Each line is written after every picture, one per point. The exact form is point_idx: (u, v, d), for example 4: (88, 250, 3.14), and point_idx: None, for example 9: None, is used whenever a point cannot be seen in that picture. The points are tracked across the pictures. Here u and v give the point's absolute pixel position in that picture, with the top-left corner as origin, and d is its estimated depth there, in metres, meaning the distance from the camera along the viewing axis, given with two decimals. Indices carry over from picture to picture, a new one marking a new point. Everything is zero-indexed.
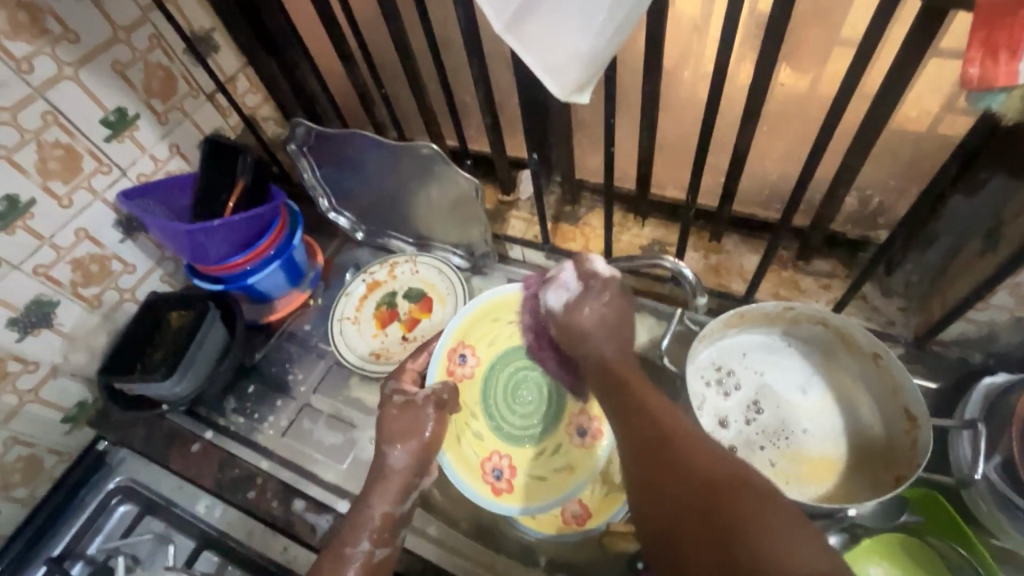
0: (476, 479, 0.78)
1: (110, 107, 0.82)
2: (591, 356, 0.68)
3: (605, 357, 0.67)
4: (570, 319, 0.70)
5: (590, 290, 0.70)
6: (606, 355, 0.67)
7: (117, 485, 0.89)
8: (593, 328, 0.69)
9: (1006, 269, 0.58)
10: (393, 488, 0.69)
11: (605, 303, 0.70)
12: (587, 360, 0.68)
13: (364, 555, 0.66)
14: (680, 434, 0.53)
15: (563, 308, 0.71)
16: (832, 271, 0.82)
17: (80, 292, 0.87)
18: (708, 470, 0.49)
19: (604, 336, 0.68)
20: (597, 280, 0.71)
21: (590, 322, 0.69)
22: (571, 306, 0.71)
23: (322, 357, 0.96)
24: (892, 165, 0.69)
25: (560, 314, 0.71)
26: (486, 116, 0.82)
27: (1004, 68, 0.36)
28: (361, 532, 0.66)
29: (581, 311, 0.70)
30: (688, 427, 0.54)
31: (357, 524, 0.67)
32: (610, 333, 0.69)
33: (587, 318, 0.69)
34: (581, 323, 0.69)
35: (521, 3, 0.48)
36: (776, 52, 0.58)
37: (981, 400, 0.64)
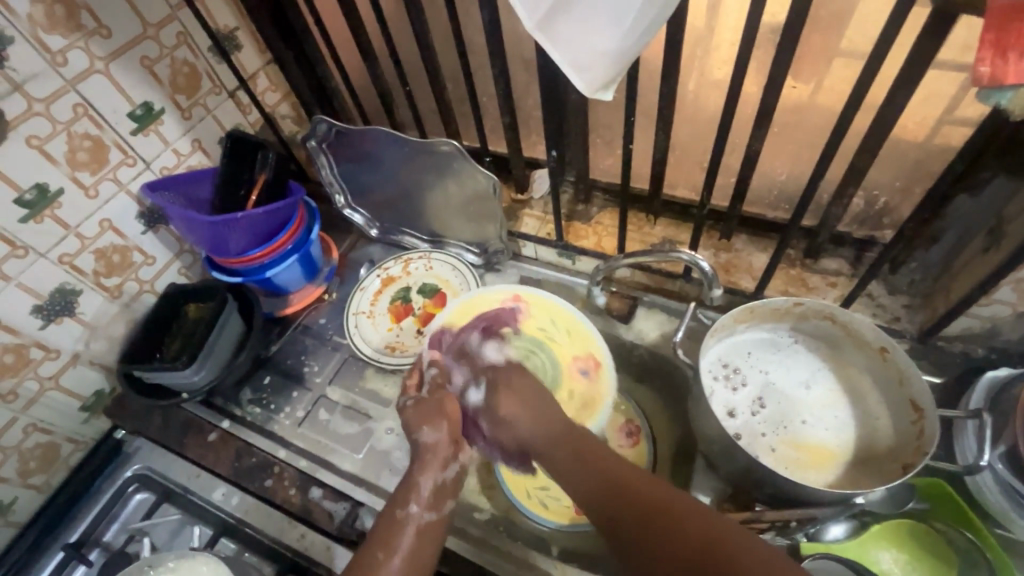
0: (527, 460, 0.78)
1: (137, 101, 0.84)
2: (533, 438, 0.69)
3: (543, 435, 0.68)
4: (495, 405, 0.74)
5: (497, 378, 0.76)
6: (548, 437, 0.68)
7: (134, 473, 0.89)
8: (518, 411, 0.71)
9: (1009, 266, 0.61)
10: (433, 463, 0.71)
11: (519, 388, 0.74)
12: (533, 439, 0.69)
13: (414, 520, 0.66)
14: (653, 495, 0.55)
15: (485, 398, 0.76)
16: (839, 269, 0.84)
17: (102, 281, 0.88)
18: (683, 533, 0.50)
19: (536, 414, 0.70)
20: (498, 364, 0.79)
21: (513, 408, 0.72)
22: (486, 397, 0.75)
23: (337, 349, 0.98)
24: (899, 166, 0.72)
25: (485, 410, 0.75)
26: (505, 115, 0.85)
27: (1013, 66, 0.39)
28: (406, 501, 0.68)
29: (498, 397, 0.74)
30: (657, 483, 0.57)
31: (402, 494, 0.69)
32: (533, 398, 0.73)
33: (510, 403, 0.72)
34: (508, 417, 0.72)
35: (553, 4, 0.50)
36: (790, 55, 0.61)
37: (984, 392, 0.66)
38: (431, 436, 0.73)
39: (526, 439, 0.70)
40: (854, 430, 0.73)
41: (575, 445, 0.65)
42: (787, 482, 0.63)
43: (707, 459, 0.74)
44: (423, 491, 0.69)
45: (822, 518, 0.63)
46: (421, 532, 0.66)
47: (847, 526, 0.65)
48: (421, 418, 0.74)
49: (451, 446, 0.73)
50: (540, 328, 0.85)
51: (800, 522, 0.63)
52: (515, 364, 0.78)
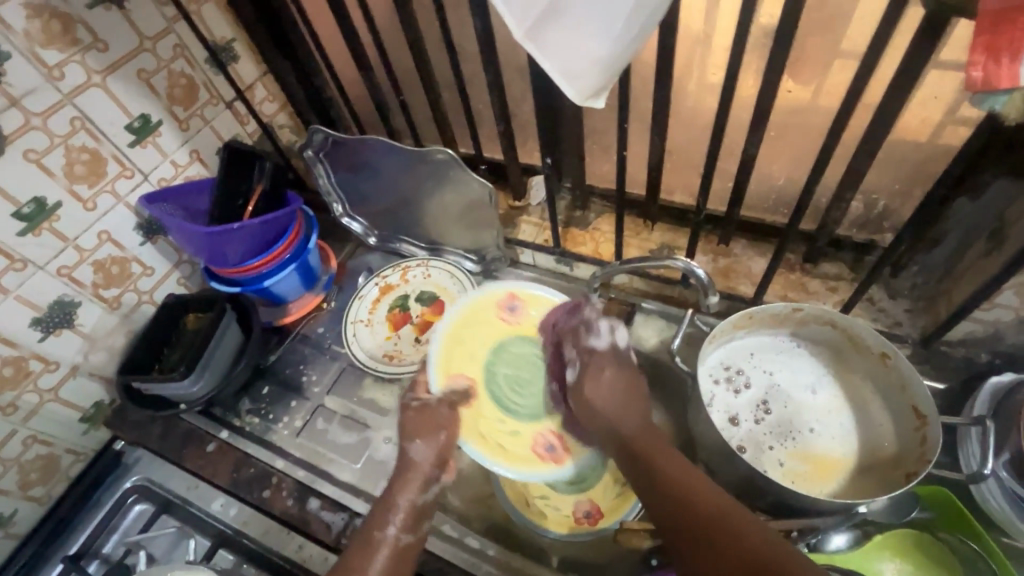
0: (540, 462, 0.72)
1: (135, 113, 0.85)
2: (621, 427, 0.66)
3: (627, 432, 0.66)
4: (590, 397, 0.69)
5: (591, 361, 0.71)
6: (631, 431, 0.66)
7: (133, 484, 0.90)
8: (603, 402, 0.68)
9: (1010, 269, 0.60)
10: (413, 483, 0.70)
11: (610, 376, 0.70)
12: (617, 429, 0.67)
13: (391, 541, 0.65)
14: (720, 518, 0.53)
15: (578, 379, 0.71)
16: (839, 273, 0.83)
17: (101, 293, 0.88)
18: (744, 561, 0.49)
19: (620, 408, 0.68)
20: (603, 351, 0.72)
21: (602, 399, 0.68)
22: (580, 378, 0.71)
23: (336, 358, 0.97)
24: (897, 169, 0.71)
25: (574, 390, 0.71)
26: (500, 123, 0.85)
27: (1005, 71, 0.38)
28: (384, 522, 0.67)
29: (594, 379, 0.70)
30: (732, 509, 0.54)
31: (381, 513, 0.68)
32: (623, 398, 0.69)
33: (599, 393, 0.69)
34: (592, 403, 0.69)
35: (541, 13, 0.50)
36: (783, 60, 0.60)
37: (988, 399, 0.66)
38: (421, 452, 0.72)
39: (608, 427, 0.67)
40: (859, 439, 0.72)
41: (658, 450, 0.63)
42: (786, 492, 0.62)
43: (706, 466, 0.73)
44: (400, 510, 0.68)
45: (825, 527, 0.62)
46: (397, 553, 0.65)
47: (849, 536, 0.64)
48: (415, 430, 0.73)
49: (437, 467, 0.72)
50: (540, 324, 0.80)
51: (801, 531, 0.62)
52: (621, 360, 0.72)
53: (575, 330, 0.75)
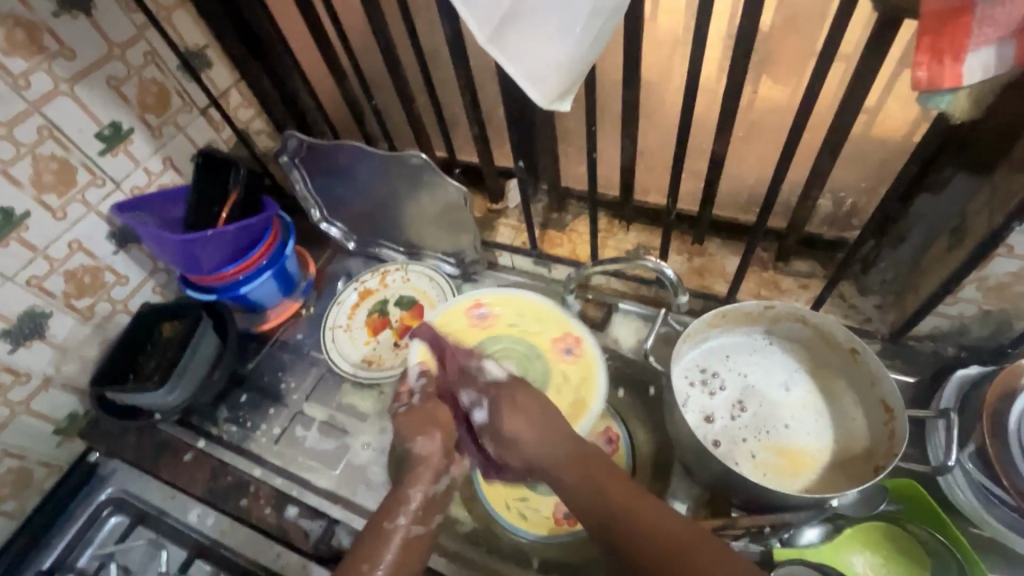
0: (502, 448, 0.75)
1: (105, 121, 0.84)
2: (539, 457, 0.64)
3: (547, 462, 0.63)
4: (501, 429, 0.67)
5: (504, 396, 0.69)
6: (554, 461, 0.62)
7: (108, 496, 0.89)
8: (523, 429, 0.65)
9: (971, 264, 0.61)
10: (425, 475, 0.66)
11: (523, 405, 0.67)
12: (539, 459, 0.64)
13: (402, 533, 0.62)
14: (684, 542, 0.51)
15: (489, 419, 0.69)
16: (811, 271, 0.84)
17: (73, 303, 0.87)
18: None
19: (540, 434, 0.65)
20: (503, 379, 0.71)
21: (526, 429, 0.65)
22: (490, 417, 0.69)
23: (315, 364, 0.97)
24: (863, 167, 0.73)
25: (489, 427, 0.69)
26: (474, 126, 0.85)
27: (950, 70, 0.39)
28: (394, 513, 0.63)
29: (504, 418, 0.67)
30: (686, 529, 0.52)
31: (391, 505, 0.65)
32: (538, 419, 0.66)
33: (513, 422, 0.66)
34: (509, 433, 0.66)
35: (503, 17, 0.50)
36: (746, 61, 0.61)
37: (954, 391, 0.67)
38: (426, 447, 0.68)
39: (529, 462, 0.65)
40: (833, 435, 0.73)
41: (586, 473, 0.60)
42: (759, 488, 0.63)
43: (683, 464, 0.73)
44: (412, 502, 0.64)
45: (797, 522, 0.63)
46: (408, 545, 0.62)
47: (821, 530, 0.64)
48: (414, 428, 0.69)
49: (447, 458, 0.68)
50: (510, 323, 0.87)
51: (774, 527, 0.63)
52: (523, 380, 0.71)
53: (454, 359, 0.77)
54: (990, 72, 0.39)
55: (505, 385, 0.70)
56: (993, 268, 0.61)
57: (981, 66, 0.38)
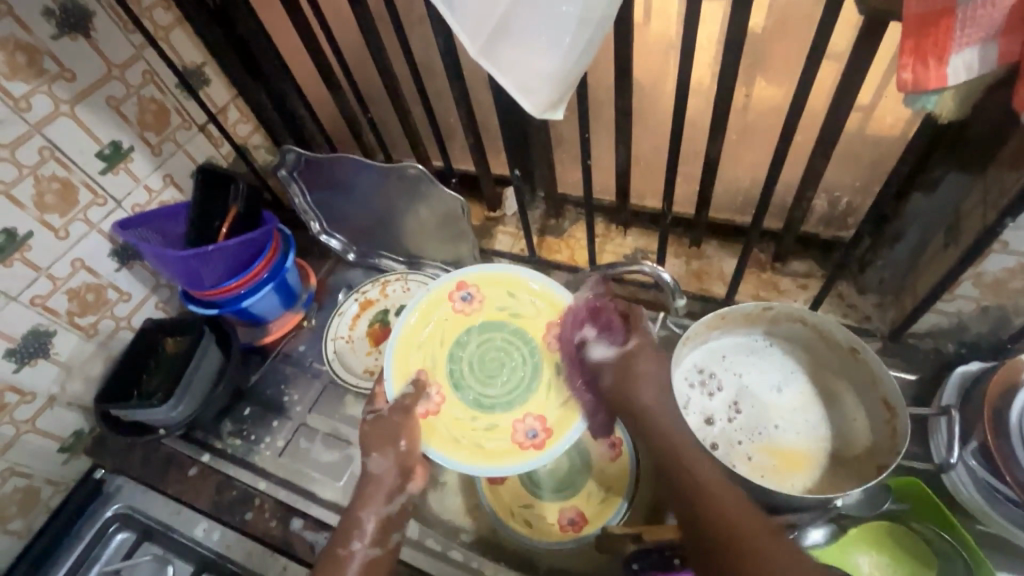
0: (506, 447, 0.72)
1: (105, 140, 0.85)
2: (662, 409, 0.67)
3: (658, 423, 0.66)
4: (626, 369, 0.70)
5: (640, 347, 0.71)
6: (664, 424, 0.66)
7: (114, 513, 0.89)
8: (653, 399, 0.67)
9: (966, 261, 0.61)
10: (376, 495, 0.69)
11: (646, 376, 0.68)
12: (660, 413, 0.67)
13: (359, 556, 0.66)
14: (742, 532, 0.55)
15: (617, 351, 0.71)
16: (809, 271, 0.84)
17: (77, 321, 0.88)
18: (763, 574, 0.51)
19: (670, 398, 0.67)
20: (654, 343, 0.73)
21: (653, 384, 0.68)
22: (619, 351, 0.71)
23: (317, 376, 0.97)
24: (856, 166, 0.73)
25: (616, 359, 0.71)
26: (469, 136, 0.86)
27: (934, 72, 0.40)
28: (349, 538, 0.67)
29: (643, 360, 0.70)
30: (755, 519, 0.56)
31: (347, 529, 0.68)
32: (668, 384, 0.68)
33: (649, 368, 0.69)
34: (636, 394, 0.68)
35: (493, 29, 0.51)
36: (735, 67, 0.62)
37: (956, 387, 0.67)
38: (380, 465, 0.70)
39: (644, 409, 0.68)
40: (828, 435, 0.73)
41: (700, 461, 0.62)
42: (762, 490, 0.63)
43: None
44: (367, 526, 0.68)
45: (801, 523, 0.63)
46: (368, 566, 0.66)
47: (828, 530, 0.63)
48: (375, 441, 0.71)
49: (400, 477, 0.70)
50: (500, 307, 0.78)
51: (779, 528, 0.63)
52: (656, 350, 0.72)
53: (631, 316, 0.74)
54: (973, 72, 0.39)
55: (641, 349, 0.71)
56: (988, 265, 0.61)
57: (964, 67, 0.39)
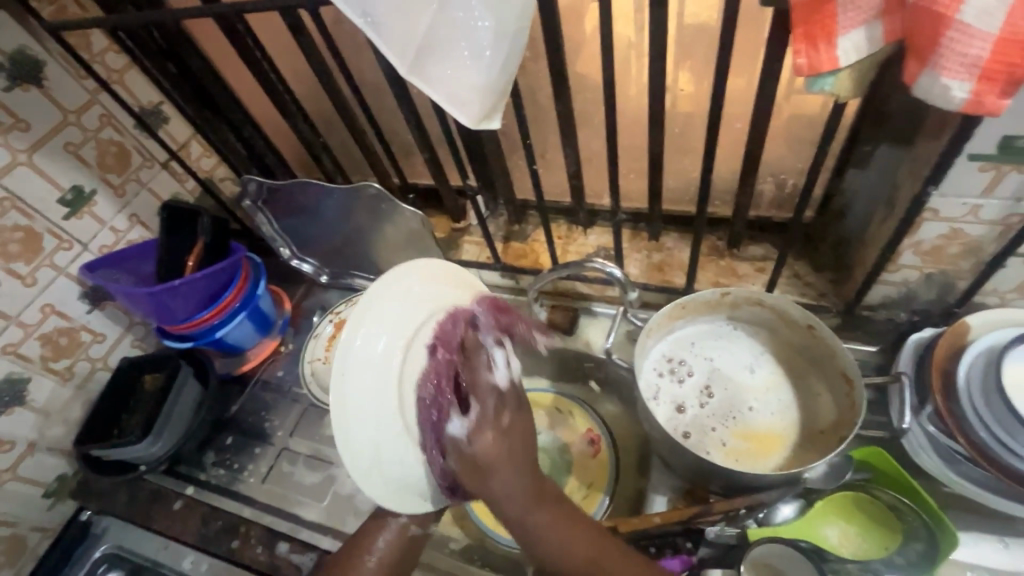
0: (419, 495, 0.63)
1: (66, 186, 0.86)
2: (505, 496, 0.58)
3: (518, 506, 0.58)
4: (475, 450, 0.60)
5: (481, 416, 0.62)
6: (516, 501, 0.58)
7: (103, 553, 0.90)
8: (514, 486, 0.59)
9: (903, 230, 0.63)
10: None
11: (484, 453, 0.60)
12: (506, 500, 0.59)
13: (399, 529, 0.68)
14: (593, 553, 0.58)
15: (471, 439, 0.61)
16: (765, 254, 0.86)
17: (51, 366, 0.89)
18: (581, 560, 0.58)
19: (510, 467, 0.59)
20: (498, 391, 0.64)
21: (495, 476, 0.59)
22: (471, 433, 0.61)
23: (297, 400, 0.98)
24: (796, 148, 0.75)
25: (463, 445, 0.61)
26: (424, 151, 0.87)
27: (826, 54, 0.42)
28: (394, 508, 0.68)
29: (483, 438, 0.61)
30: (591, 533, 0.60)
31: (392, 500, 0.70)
32: (508, 458, 0.60)
33: (485, 445, 0.60)
34: (493, 492, 0.59)
35: (418, 47, 0.53)
36: (662, 63, 0.64)
37: (910, 354, 0.69)
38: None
39: (506, 490, 0.59)
40: (798, 412, 0.75)
41: (568, 537, 0.58)
42: (730, 471, 0.64)
43: (661, 456, 0.75)
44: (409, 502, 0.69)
45: (769, 501, 0.64)
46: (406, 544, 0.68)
47: (796, 506, 0.65)
48: None
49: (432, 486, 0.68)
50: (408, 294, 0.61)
51: (749, 507, 0.64)
52: (508, 399, 0.64)
53: (470, 358, 0.65)
54: (864, 52, 0.42)
55: (484, 418, 0.62)
56: (924, 233, 0.63)
57: (852, 49, 0.41)
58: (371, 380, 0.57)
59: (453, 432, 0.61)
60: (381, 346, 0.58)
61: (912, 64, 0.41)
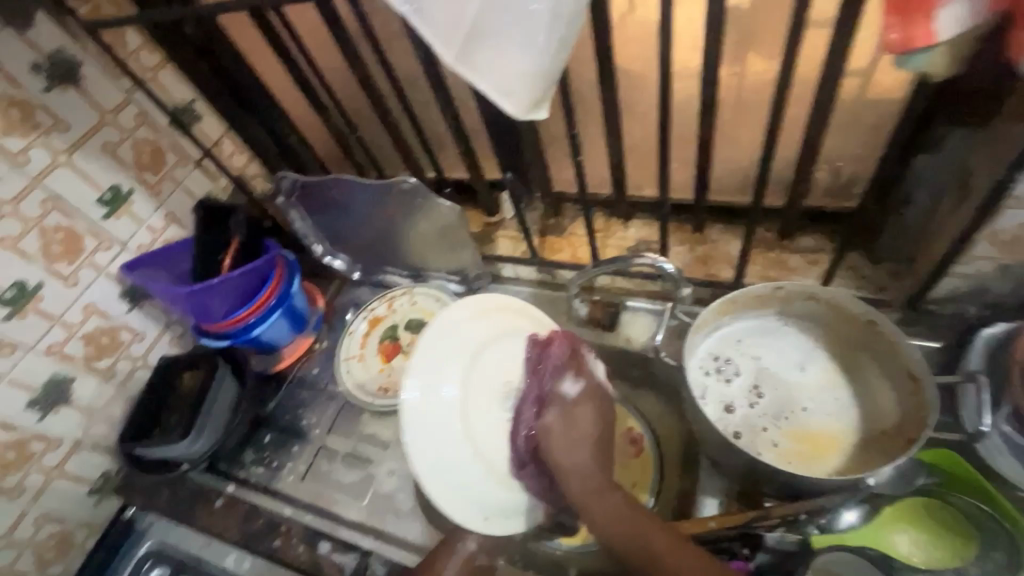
0: (483, 512, 0.68)
1: (104, 186, 0.86)
2: (581, 468, 0.61)
3: (591, 474, 0.61)
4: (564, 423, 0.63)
5: (593, 388, 0.64)
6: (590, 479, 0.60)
7: (147, 550, 0.91)
8: (593, 459, 0.61)
9: (979, 220, 0.59)
10: None
11: (581, 422, 0.63)
12: (577, 471, 0.61)
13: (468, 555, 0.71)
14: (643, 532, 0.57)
15: (572, 406, 0.63)
16: (817, 245, 0.82)
17: (94, 365, 0.90)
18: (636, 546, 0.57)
19: (598, 445, 0.62)
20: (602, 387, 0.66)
21: (575, 447, 0.61)
22: (578, 400, 0.64)
23: (333, 398, 0.97)
24: (855, 133, 0.71)
25: (561, 409, 0.63)
26: (460, 144, 0.85)
27: (922, 29, 0.38)
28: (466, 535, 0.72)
29: (584, 409, 0.63)
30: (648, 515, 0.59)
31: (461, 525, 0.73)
32: (599, 438, 0.63)
33: (585, 416, 0.63)
34: (570, 455, 0.61)
35: (466, 33, 0.51)
36: (718, 45, 0.61)
37: (980, 351, 0.64)
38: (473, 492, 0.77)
39: (583, 460, 0.61)
40: (855, 412, 0.71)
41: (626, 518, 0.58)
42: (790, 475, 0.61)
43: (710, 458, 0.72)
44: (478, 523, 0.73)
45: (831, 507, 0.61)
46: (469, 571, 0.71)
47: (861, 511, 0.62)
48: None
49: None
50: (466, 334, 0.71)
51: (810, 513, 0.61)
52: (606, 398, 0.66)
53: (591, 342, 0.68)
54: (964, 26, 0.38)
55: (594, 393, 0.65)
56: (1003, 222, 0.58)
57: (951, 22, 0.38)
58: (439, 405, 0.68)
59: (565, 391, 0.64)
60: (454, 372, 0.69)
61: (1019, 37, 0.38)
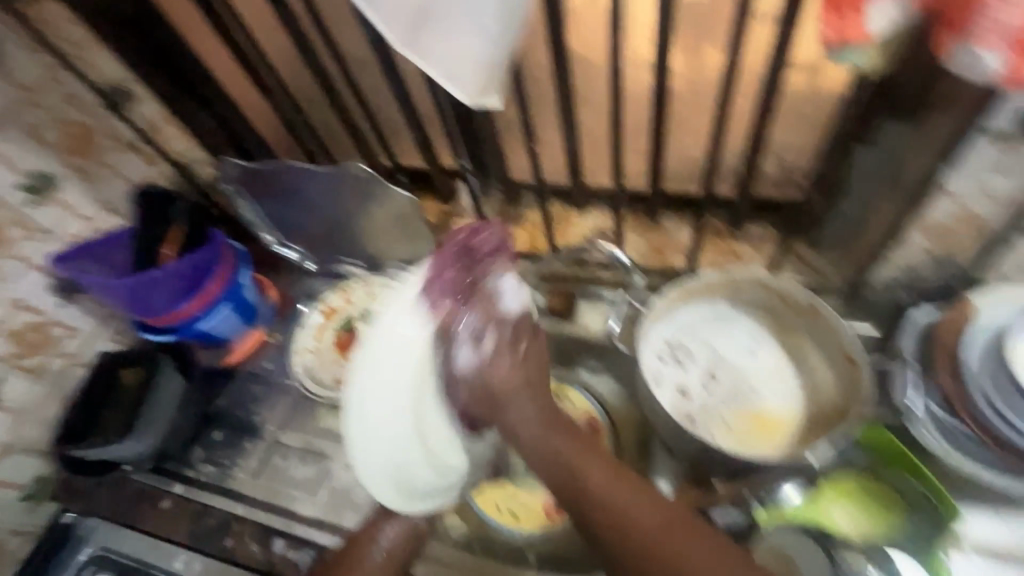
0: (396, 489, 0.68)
1: (29, 171, 0.80)
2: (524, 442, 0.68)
3: (533, 444, 0.67)
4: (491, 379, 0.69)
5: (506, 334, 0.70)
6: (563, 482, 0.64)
7: (88, 556, 0.85)
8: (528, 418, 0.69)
9: (910, 210, 0.62)
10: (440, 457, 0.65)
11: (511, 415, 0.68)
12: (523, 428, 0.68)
13: None
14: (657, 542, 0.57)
15: (480, 367, 0.69)
16: (765, 234, 0.85)
17: (23, 363, 0.84)
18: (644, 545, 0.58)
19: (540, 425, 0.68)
20: (513, 321, 0.70)
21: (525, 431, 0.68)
22: (490, 359, 0.69)
23: (287, 392, 0.94)
24: (799, 125, 0.73)
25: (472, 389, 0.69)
26: (413, 131, 0.83)
27: (854, 24, 0.40)
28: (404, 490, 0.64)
29: (501, 361, 0.70)
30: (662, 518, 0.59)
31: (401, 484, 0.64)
32: (523, 390, 0.70)
33: (503, 381, 0.69)
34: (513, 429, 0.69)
35: (413, 16, 0.49)
36: (669, 35, 0.61)
37: (916, 334, 0.67)
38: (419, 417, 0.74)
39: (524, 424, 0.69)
40: (802, 395, 0.74)
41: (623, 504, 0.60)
42: (735, 456, 0.64)
43: (664, 442, 0.74)
44: None
45: (774, 483, 0.64)
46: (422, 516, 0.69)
47: (802, 487, 0.66)
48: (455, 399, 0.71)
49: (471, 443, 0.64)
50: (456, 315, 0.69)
51: (753, 490, 0.64)
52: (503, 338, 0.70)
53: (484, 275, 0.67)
54: (892, 23, 0.40)
55: (503, 329, 0.69)
56: (931, 212, 0.62)
57: (882, 18, 0.39)
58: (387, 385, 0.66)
59: (460, 361, 0.69)
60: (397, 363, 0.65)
61: (943, 35, 0.39)
